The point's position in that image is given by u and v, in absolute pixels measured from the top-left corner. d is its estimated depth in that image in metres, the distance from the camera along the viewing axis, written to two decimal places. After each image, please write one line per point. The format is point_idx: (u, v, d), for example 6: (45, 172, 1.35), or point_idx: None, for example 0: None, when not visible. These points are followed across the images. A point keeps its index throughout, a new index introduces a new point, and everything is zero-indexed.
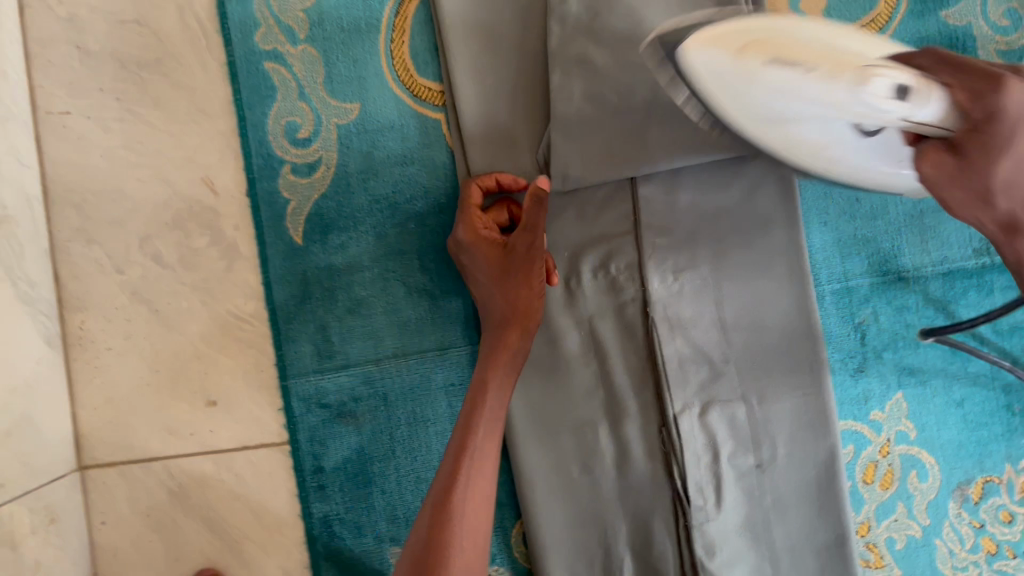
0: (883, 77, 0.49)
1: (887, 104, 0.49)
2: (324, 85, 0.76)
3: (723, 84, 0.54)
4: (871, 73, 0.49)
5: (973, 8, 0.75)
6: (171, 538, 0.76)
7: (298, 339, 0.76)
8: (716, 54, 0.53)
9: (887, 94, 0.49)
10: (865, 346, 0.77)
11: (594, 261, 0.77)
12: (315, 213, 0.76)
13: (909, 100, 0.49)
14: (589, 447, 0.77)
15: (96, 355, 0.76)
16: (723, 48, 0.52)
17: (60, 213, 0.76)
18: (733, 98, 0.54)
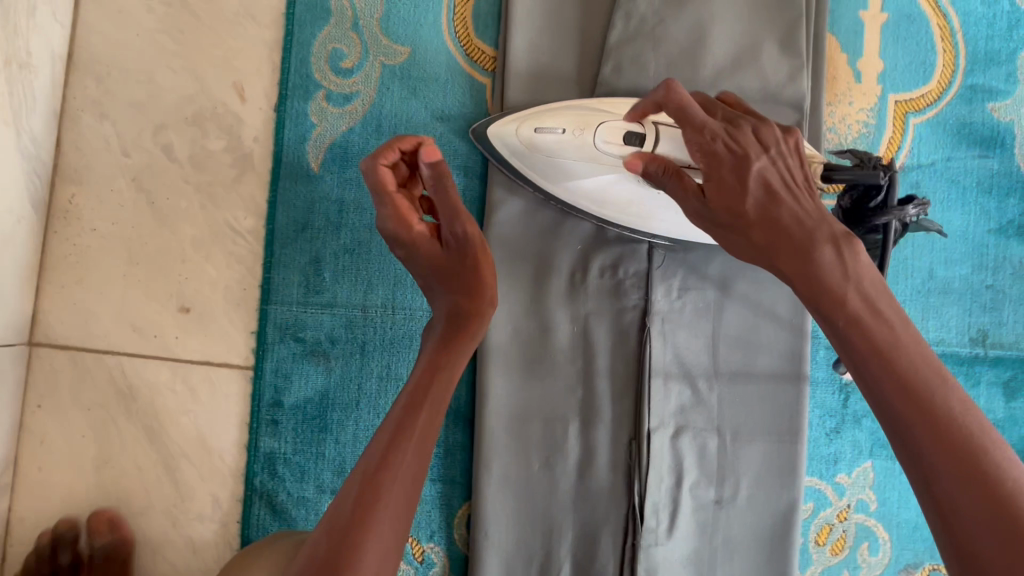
0: (601, 136, 0.65)
1: (621, 151, 0.64)
2: (380, 22, 0.75)
3: (525, 152, 0.70)
4: (601, 129, 0.65)
5: (1017, 108, 0.77)
6: (105, 439, 0.72)
7: (289, 266, 0.73)
8: (510, 136, 0.70)
9: (615, 143, 0.65)
10: (847, 408, 0.77)
11: (605, 262, 0.75)
12: (339, 144, 0.74)
13: (640, 146, 0.63)
14: (555, 444, 0.74)
15: (78, 232, 0.72)
16: (512, 126, 0.70)
17: (79, 81, 0.73)
18: (532, 162, 0.70)
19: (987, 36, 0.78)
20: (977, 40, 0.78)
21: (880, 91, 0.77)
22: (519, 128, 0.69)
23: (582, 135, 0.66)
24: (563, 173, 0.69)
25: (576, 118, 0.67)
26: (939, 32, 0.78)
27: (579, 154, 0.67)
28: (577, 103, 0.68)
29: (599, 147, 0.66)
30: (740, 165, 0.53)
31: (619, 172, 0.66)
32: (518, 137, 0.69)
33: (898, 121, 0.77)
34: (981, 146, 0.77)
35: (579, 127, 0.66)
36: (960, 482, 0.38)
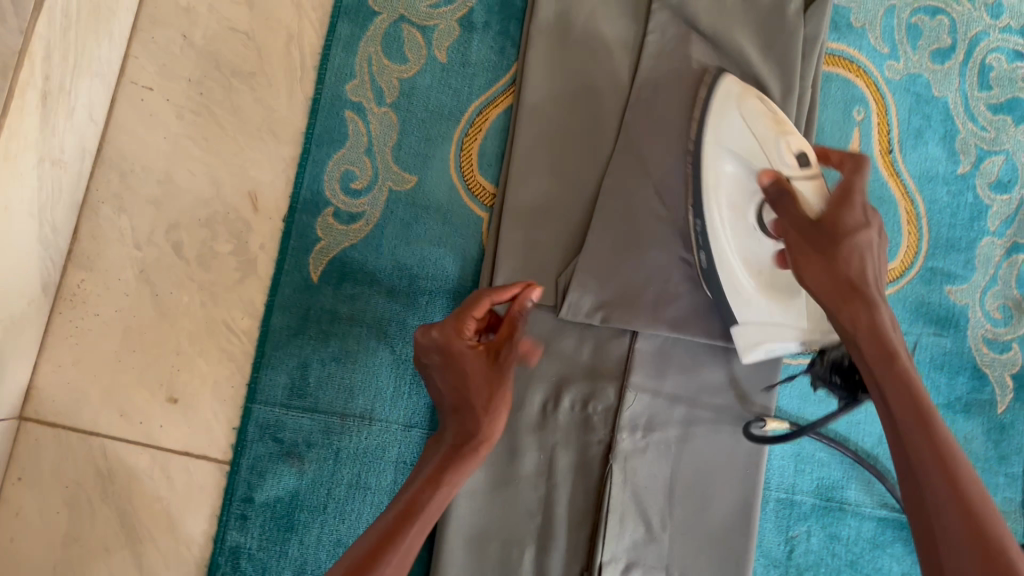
0: (790, 140, 0.67)
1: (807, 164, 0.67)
2: (392, 150, 0.80)
3: (722, 113, 0.70)
4: (783, 142, 0.67)
5: (972, 293, 0.83)
6: (79, 517, 0.74)
7: (277, 369, 0.77)
8: (733, 86, 0.71)
9: (793, 158, 0.66)
10: (791, 560, 0.81)
11: (576, 396, 0.80)
12: (339, 259, 0.79)
13: (810, 165, 0.67)
14: (510, 566, 0.77)
15: (81, 315, 0.76)
16: (742, 95, 0.70)
17: (104, 174, 0.77)
18: (716, 117, 0.70)
19: (950, 224, 0.84)
20: (941, 226, 0.84)
21: None
22: (739, 93, 0.71)
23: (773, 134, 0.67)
24: (727, 138, 0.68)
25: (773, 116, 0.69)
26: (906, 216, 0.84)
27: (768, 132, 0.68)
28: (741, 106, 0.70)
29: (779, 148, 0.67)
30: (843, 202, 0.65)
31: (763, 168, 0.67)
32: (739, 94, 0.71)
33: None
34: (937, 325, 0.83)
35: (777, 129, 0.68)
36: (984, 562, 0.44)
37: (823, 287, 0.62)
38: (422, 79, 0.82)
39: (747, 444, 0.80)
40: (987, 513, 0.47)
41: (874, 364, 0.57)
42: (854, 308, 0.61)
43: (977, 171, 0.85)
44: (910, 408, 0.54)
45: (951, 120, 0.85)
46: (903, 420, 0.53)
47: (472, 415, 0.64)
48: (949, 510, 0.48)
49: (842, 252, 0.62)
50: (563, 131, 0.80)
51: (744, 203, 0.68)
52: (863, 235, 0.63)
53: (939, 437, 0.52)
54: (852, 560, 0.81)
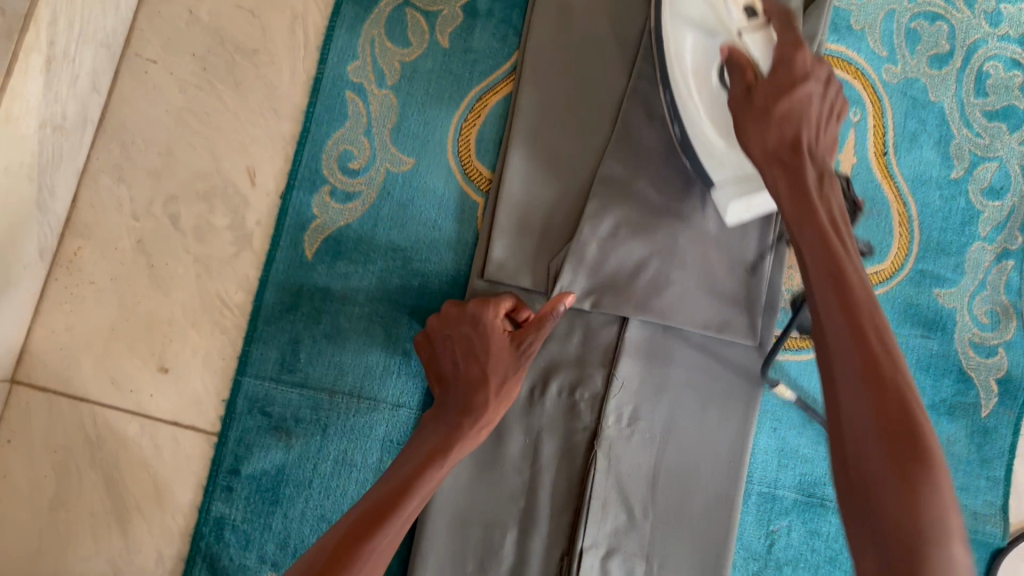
0: None
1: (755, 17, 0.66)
2: (391, 132, 0.81)
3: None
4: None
5: (961, 297, 0.84)
6: (66, 481, 0.75)
7: (268, 343, 0.78)
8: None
9: (738, 9, 0.66)
10: (770, 554, 0.81)
11: (564, 382, 0.80)
12: (334, 237, 0.79)
13: (755, 18, 0.66)
14: (491, 548, 0.78)
15: (76, 282, 0.77)
16: None
17: (105, 144, 0.78)
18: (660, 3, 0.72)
19: (941, 228, 0.85)
20: (932, 230, 0.85)
21: None
22: None
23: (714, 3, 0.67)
24: (683, 8, 0.69)
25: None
26: (898, 218, 0.85)
27: None
28: None
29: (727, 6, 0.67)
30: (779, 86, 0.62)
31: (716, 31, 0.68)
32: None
33: None
34: (925, 326, 0.84)
35: None
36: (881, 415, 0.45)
37: (787, 189, 0.59)
38: (423, 63, 0.83)
39: (732, 437, 0.80)
40: (892, 374, 0.46)
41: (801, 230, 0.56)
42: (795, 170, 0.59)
43: (970, 177, 0.86)
44: (840, 283, 0.51)
45: (946, 125, 0.86)
46: (827, 296, 0.51)
47: (480, 396, 0.68)
48: (853, 385, 0.47)
49: (781, 114, 0.61)
50: (560, 119, 0.80)
51: (704, 67, 0.69)
52: (803, 134, 0.60)
53: (855, 310, 0.50)
54: (831, 557, 0.82)
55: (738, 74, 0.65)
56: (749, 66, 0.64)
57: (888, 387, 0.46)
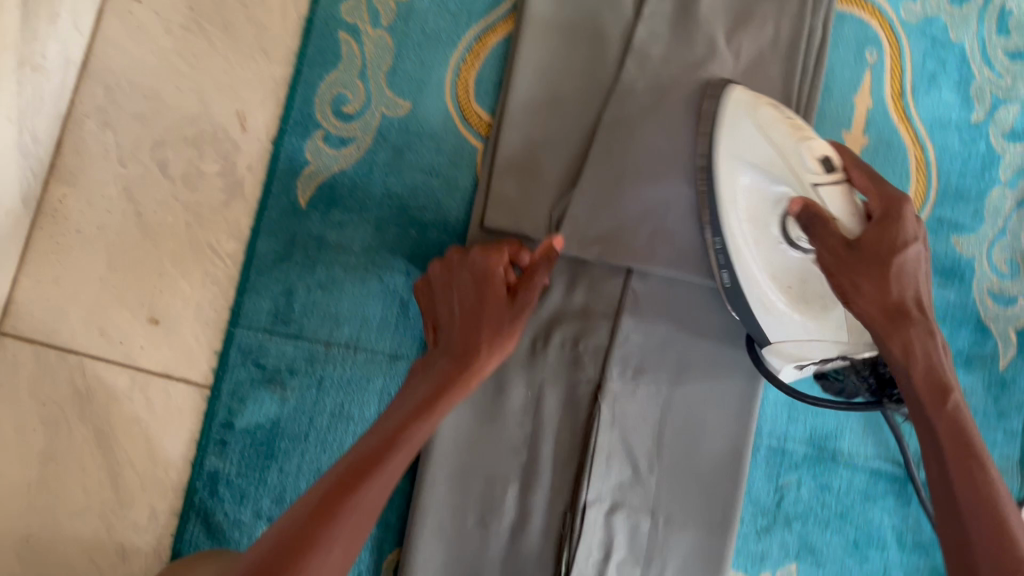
0: (810, 144, 0.64)
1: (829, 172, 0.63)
2: (386, 74, 0.78)
3: (742, 116, 0.68)
4: (804, 152, 0.64)
5: (979, 244, 0.81)
6: (56, 435, 0.73)
7: (261, 293, 0.75)
8: (745, 95, 0.69)
9: (814, 163, 0.63)
10: (780, 509, 0.79)
11: (567, 333, 0.78)
12: (328, 184, 0.77)
13: (835, 171, 0.63)
14: (492, 503, 0.76)
15: (62, 231, 0.74)
16: (745, 92, 0.70)
17: (89, 88, 0.75)
18: (732, 125, 0.68)
19: (960, 173, 0.81)
20: (950, 175, 0.81)
21: None
22: (750, 101, 0.69)
23: (789, 142, 0.65)
24: (739, 148, 0.67)
25: (789, 123, 0.66)
26: (915, 162, 0.81)
27: (783, 141, 0.65)
28: (754, 101, 0.68)
29: (800, 151, 0.64)
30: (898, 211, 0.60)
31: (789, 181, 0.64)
32: (753, 99, 0.69)
33: None
34: (941, 276, 0.80)
35: (798, 135, 0.65)
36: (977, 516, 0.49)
37: (870, 242, 0.58)
38: (419, 3, 0.79)
39: (740, 388, 0.78)
40: (984, 476, 0.50)
41: (885, 328, 0.56)
42: (903, 334, 0.55)
43: (991, 119, 0.82)
44: (899, 313, 0.56)
45: (966, 65, 0.82)
46: (881, 324, 0.56)
47: (473, 342, 0.65)
48: (968, 499, 0.49)
49: (893, 272, 0.57)
50: (563, 59, 0.77)
51: (764, 218, 0.66)
52: (908, 299, 0.56)
53: (945, 411, 0.53)
54: (843, 512, 0.79)
55: (818, 224, 0.60)
56: (834, 219, 0.61)
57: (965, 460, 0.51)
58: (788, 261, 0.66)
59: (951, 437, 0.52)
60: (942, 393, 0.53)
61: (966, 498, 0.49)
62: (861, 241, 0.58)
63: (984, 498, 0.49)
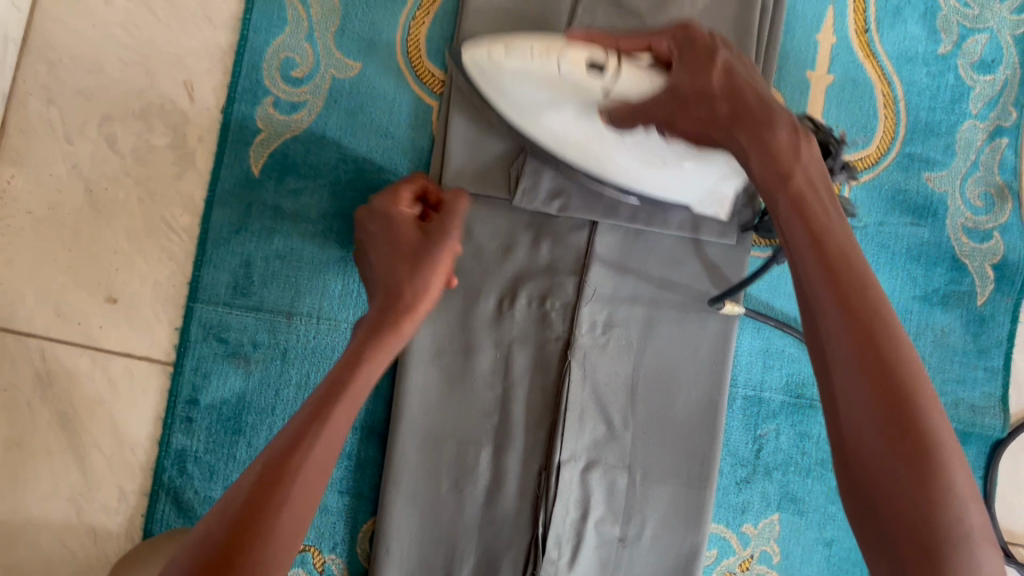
0: (564, 62, 0.54)
1: (588, 76, 0.54)
2: (334, 35, 0.76)
3: (491, 72, 0.59)
4: (563, 63, 0.54)
5: (952, 180, 0.79)
6: (19, 420, 0.72)
7: (218, 266, 0.74)
8: (476, 55, 0.59)
9: (580, 68, 0.54)
10: (759, 460, 0.78)
11: (533, 292, 0.76)
12: (281, 151, 0.75)
13: (603, 71, 0.54)
14: (466, 466, 0.75)
15: (12, 213, 0.73)
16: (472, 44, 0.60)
17: (31, 65, 0.73)
18: (493, 80, 0.60)
19: (929, 107, 0.79)
20: (919, 110, 0.79)
21: None
22: (476, 52, 0.59)
23: (543, 62, 0.54)
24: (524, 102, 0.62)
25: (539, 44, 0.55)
26: (882, 99, 0.79)
27: (539, 74, 0.55)
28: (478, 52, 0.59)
29: (566, 76, 0.55)
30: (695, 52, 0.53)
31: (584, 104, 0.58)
32: (486, 59, 0.58)
33: None
34: (914, 214, 0.79)
35: (542, 53, 0.54)
36: (897, 463, 0.38)
37: (732, 118, 0.52)
38: None
39: (713, 338, 0.77)
40: (925, 412, 0.39)
41: (772, 190, 0.49)
42: (780, 187, 0.49)
43: (960, 51, 0.80)
44: (783, 185, 0.48)
45: None
46: (768, 202, 0.49)
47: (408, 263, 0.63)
48: (856, 386, 0.40)
49: (752, 120, 0.51)
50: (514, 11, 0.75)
51: (598, 127, 0.61)
52: (774, 138, 0.50)
53: (844, 282, 0.43)
54: (823, 459, 0.78)
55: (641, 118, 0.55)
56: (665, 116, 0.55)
57: (912, 395, 0.39)
58: (646, 154, 0.63)
59: (839, 301, 0.42)
60: (830, 259, 0.44)
61: (864, 397, 0.40)
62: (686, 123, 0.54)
63: (881, 390, 0.40)
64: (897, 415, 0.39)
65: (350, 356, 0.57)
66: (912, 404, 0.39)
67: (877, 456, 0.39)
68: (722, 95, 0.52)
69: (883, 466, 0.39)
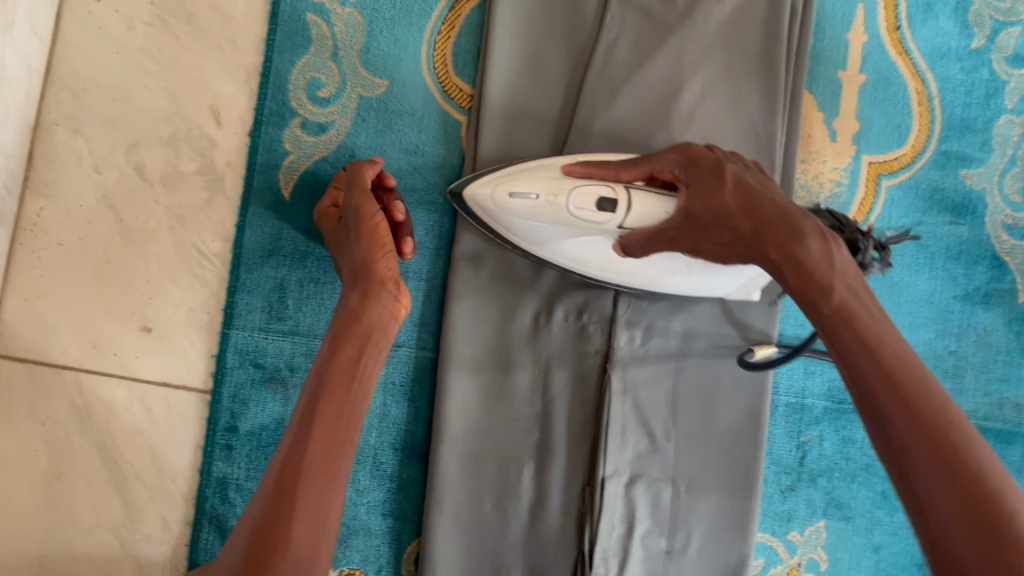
0: (573, 202, 0.62)
1: (598, 216, 0.62)
2: (359, 53, 0.75)
3: (496, 211, 0.66)
4: (574, 196, 0.62)
5: (990, 177, 0.78)
6: (58, 454, 0.72)
7: (253, 292, 0.73)
8: (482, 195, 0.66)
9: (584, 208, 0.62)
10: (803, 467, 0.77)
11: (570, 306, 0.75)
12: (310, 173, 0.74)
13: (613, 211, 0.61)
14: (509, 485, 0.74)
15: (44, 246, 0.72)
16: (485, 188, 0.66)
17: (56, 95, 0.73)
18: (505, 222, 0.67)
19: (964, 103, 0.78)
20: (954, 106, 0.78)
21: (854, 151, 0.77)
22: (491, 193, 0.65)
23: (553, 201, 0.62)
24: (544, 238, 0.66)
25: (547, 185, 0.63)
26: (917, 97, 0.78)
27: (554, 220, 0.63)
28: (530, 168, 0.66)
29: (573, 214, 0.62)
30: (717, 170, 0.58)
31: (594, 235, 0.64)
32: (490, 199, 0.65)
33: (870, 183, 0.77)
34: (953, 213, 0.78)
35: (552, 193, 0.62)
36: (955, 507, 0.39)
37: (751, 221, 0.55)
38: None
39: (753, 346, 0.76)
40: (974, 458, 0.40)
41: (796, 284, 0.52)
42: (814, 292, 0.50)
43: (993, 45, 0.79)
44: (824, 295, 0.50)
45: None
46: (811, 313, 0.51)
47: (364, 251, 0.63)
48: (910, 441, 0.41)
49: (769, 240, 0.54)
50: (541, 23, 0.74)
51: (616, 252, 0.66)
52: (823, 250, 0.52)
53: (879, 349, 0.46)
54: (867, 464, 0.78)
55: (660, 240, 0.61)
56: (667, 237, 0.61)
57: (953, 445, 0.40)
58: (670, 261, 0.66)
59: (875, 365, 0.45)
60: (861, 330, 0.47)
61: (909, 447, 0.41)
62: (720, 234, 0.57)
63: (933, 442, 0.41)
64: (946, 463, 0.40)
65: (343, 356, 0.58)
66: (962, 458, 0.40)
67: (929, 497, 0.40)
68: (734, 205, 0.56)
69: (941, 510, 0.39)
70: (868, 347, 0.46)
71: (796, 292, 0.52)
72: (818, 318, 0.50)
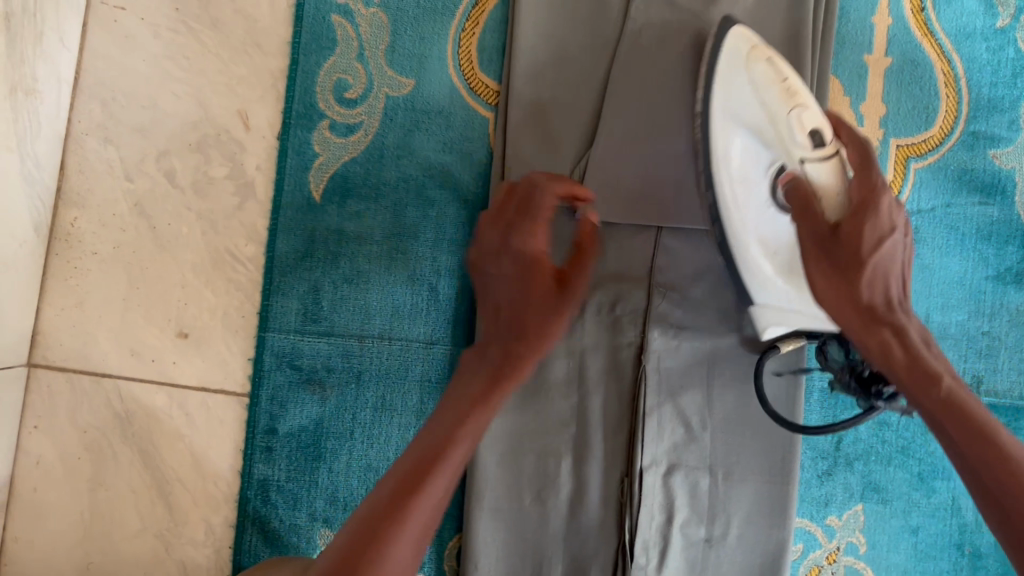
0: (800, 112, 0.60)
1: (803, 138, 0.60)
2: (385, 53, 0.75)
3: (730, 66, 0.64)
4: (802, 113, 0.60)
5: (1019, 156, 0.78)
6: (102, 461, 0.73)
7: (287, 294, 0.74)
8: (741, 42, 0.64)
9: (803, 134, 0.60)
10: (840, 451, 0.77)
11: (603, 299, 0.75)
12: (340, 174, 0.74)
13: (822, 143, 0.60)
14: (548, 478, 0.75)
15: (79, 255, 0.73)
16: (744, 39, 0.64)
17: (85, 105, 0.73)
18: (722, 77, 0.65)
19: (990, 83, 0.78)
20: (981, 86, 0.78)
21: (882, 135, 0.78)
22: (750, 50, 0.63)
23: (783, 90, 0.61)
24: (733, 103, 0.63)
25: (783, 83, 0.61)
26: (943, 78, 0.78)
27: (769, 98, 0.61)
28: (770, 52, 0.63)
29: (794, 122, 0.60)
30: (880, 234, 0.59)
31: (774, 145, 0.62)
32: (750, 48, 0.63)
33: (899, 166, 0.77)
34: (982, 193, 0.77)
35: (785, 82, 0.61)
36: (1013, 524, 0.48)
37: (871, 310, 0.57)
38: None
39: None
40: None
41: (899, 368, 0.55)
42: (910, 365, 0.55)
43: (1018, 24, 0.78)
44: (932, 380, 0.53)
45: None
46: (912, 390, 0.54)
47: (540, 309, 0.65)
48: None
49: (885, 320, 0.57)
50: (566, 16, 0.74)
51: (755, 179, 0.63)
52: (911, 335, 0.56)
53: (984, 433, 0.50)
54: (903, 447, 0.78)
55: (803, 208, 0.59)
56: (814, 203, 0.59)
57: None
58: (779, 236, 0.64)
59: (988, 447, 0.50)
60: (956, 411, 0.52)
61: None
62: (845, 252, 0.58)
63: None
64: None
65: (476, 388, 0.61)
66: None
67: None
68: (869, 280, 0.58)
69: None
70: (982, 436, 0.50)
71: (901, 378, 0.55)
72: (918, 403, 0.54)
